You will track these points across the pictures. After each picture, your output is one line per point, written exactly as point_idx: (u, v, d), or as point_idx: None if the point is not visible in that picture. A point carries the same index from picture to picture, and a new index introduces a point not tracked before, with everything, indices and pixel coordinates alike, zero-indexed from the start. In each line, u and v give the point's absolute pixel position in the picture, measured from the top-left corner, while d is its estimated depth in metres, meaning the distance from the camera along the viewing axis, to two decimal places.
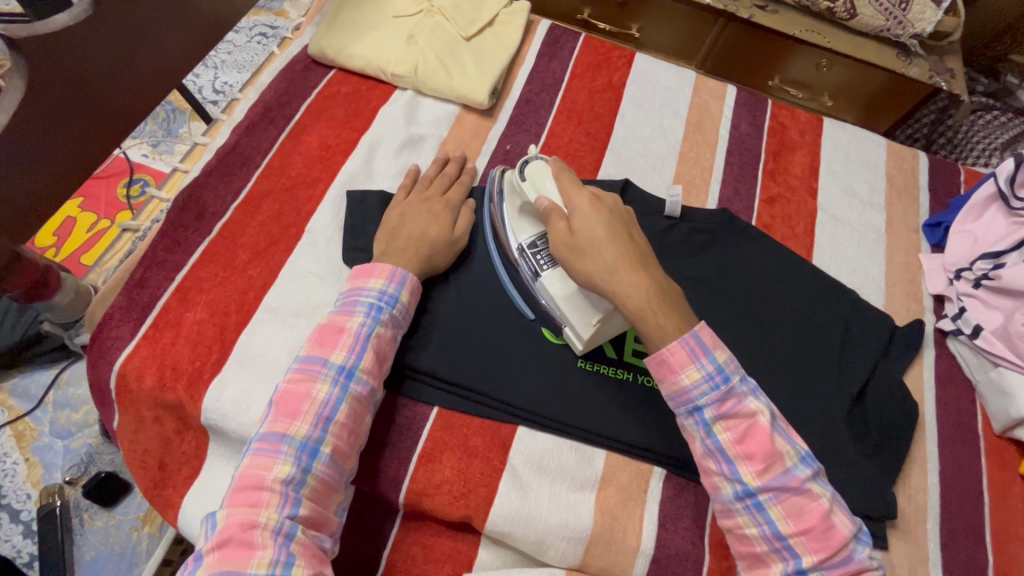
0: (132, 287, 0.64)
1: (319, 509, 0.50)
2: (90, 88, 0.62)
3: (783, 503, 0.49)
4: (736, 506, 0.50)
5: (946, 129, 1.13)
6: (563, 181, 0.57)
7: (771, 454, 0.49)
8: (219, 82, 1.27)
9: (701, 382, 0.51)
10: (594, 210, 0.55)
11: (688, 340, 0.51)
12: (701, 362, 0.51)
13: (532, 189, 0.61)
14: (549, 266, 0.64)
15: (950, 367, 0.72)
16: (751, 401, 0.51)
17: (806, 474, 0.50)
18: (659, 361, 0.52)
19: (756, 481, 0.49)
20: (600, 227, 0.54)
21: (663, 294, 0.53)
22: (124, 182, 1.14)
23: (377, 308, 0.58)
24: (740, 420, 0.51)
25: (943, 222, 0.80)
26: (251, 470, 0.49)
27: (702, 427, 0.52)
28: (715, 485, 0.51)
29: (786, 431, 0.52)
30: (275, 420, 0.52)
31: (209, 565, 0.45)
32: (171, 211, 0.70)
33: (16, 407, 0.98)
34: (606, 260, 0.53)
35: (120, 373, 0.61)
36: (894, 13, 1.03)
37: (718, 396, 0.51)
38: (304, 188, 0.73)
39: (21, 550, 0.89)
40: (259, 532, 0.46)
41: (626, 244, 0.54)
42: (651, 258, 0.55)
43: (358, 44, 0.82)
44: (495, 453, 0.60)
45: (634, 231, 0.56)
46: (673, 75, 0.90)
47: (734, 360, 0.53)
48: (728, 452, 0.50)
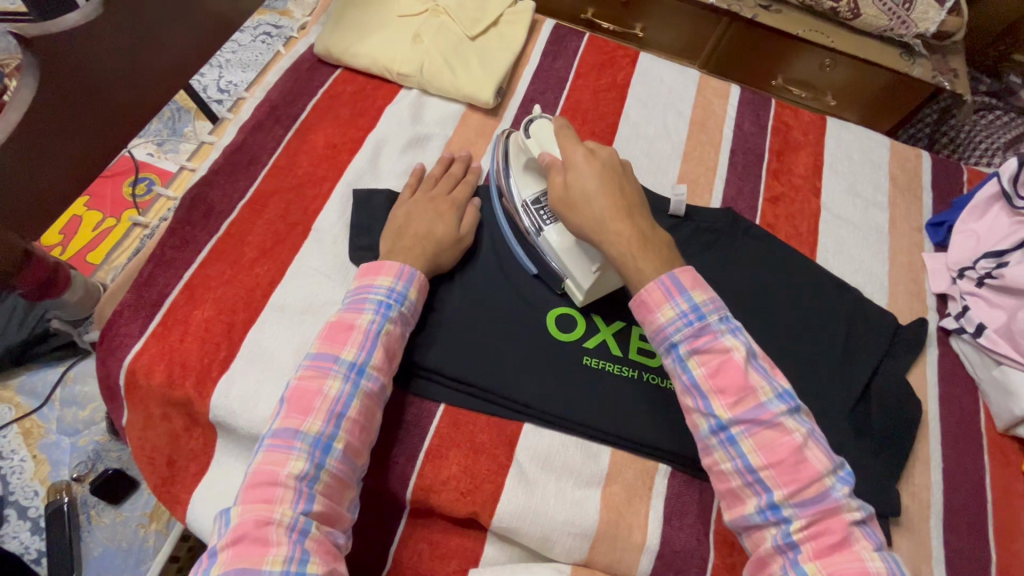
0: (141, 285, 0.65)
1: (332, 505, 0.51)
2: (99, 86, 0.62)
3: (755, 436, 0.48)
4: (711, 441, 0.50)
5: (948, 129, 1.14)
6: (563, 137, 0.61)
7: (744, 387, 0.49)
8: (224, 81, 1.27)
9: (675, 319, 0.52)
10: (588, 163, 0.58)
11: (665, 281, 0.53)
12: (675, 301, 0.52)
13: (536, 146, 0.65)
14: (551, 221, 0.66)
15: (953, 366, 0.72)
16: (727, 338, 0.51)
17: (781, 410, 0.49)
18: (638, 301, 0.54)
19: (728, 413, 0.49)
20: (592, 180, 0.58)
21: (646, 241, 0.56)
22: (130, 180, 1.14)
23: (386, 305, 0.59)
24: (714, 355, 0.51)
25: (946, 222, 0.80)
26: (264, 467, 0.50)
27: (678, 363, 0.52)
28: (693, 421, 0.52)
29: (766, 370, 0.52)
30: (287, 417, 0.52)
31: (225, 562, 0.45)
32: (179, 210, 0.70)
33: (23, 405, 0.99)
34: (594, 211, 0.57)
35: (129, 370, 0.61)
36: (898, 13, 1.03)
37: (691, 332, 0.52)
38: (311, 186, 0.73)
39: (29, 547, 0.89)
40: (274, 529, 0.47)
41: (616, 196, 0.57)
42: (641, 210, 0.58)
43: (364, 44, 0.82)
44: (501, 450, 0.61)
45: (627, 184, 0.59)
46: (677, 75, 0.91)
47: (711, 298, 0.53)
48: (704, 386, 0.50)
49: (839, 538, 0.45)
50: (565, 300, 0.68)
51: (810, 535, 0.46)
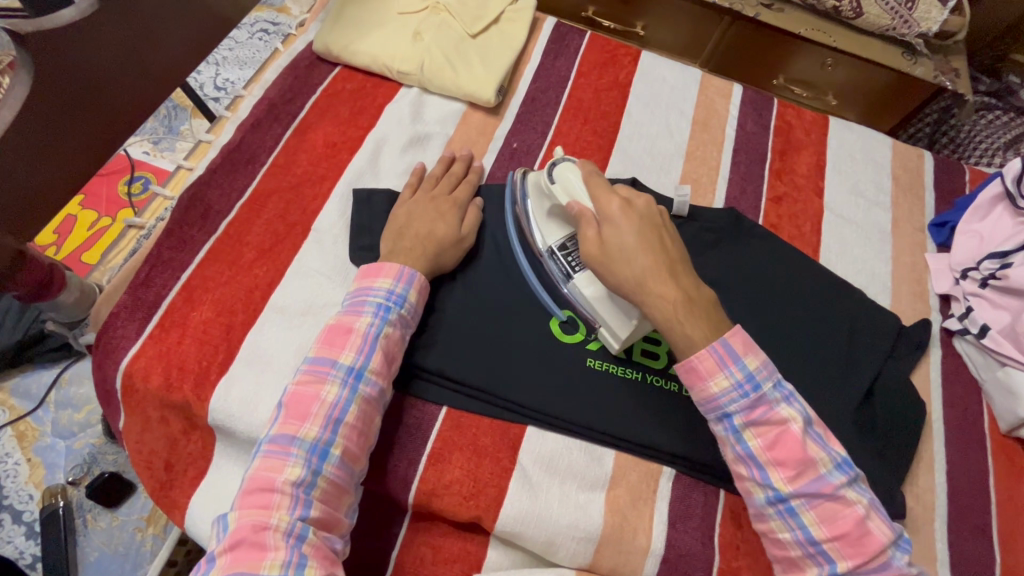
0: (138, 286, 0.64)
1: (330, 510, 0.50)
2: (97, 85, 0.61)
3: (816, 509, 0.49)
4: (769, 511, 0.50)
5: (948, 128, 1.13)
6: (594, 187, 0.58)
7: (803, 461, 0.49)
8: (221, 79, 1.26)
9: (730, 390, 0.51)
10: (624, 217, 0.55)
11: (716, 348, 0.51)
12: (730, 370, 0.51)
13: (562, 192, 0.61)
14: (580, 269, 0.64)
15: (956, 367, 0.72)
16: (783, 409, 0.51)
17: (841, 481, 0.49)
18: (688, 369, 0.52)
19: (788, 486, 0.49)
20: (631, 235, 0.54)
21: (692, 302, 0.53)
22: (126, 179, 1.13)
23: (385, 308, 0.58)
24: (771, 427, 0.50)
25: (949, 222, 0.80)
26: (262, 472, 0.49)
27: (732, 433, 0.52)
28: (748, 489, 0.52)
29: (821, 437, 0.52)
30: (285, 422, 0.52)
31: (221, 567, 0.44)
32: (176, 209, 0.69)
33: (17, 407, 0.97)
34: (634, 270, 0.53)
35: (126, 373, 0.60)
36: (900, 12, 1.03)
37: (747, 404, 0.51)
38: (310, 186, 0.72)
39: (23, 552, 0.88)
40: (270, 534, 0.46)
41: (656, 253, 0.54)
42: (683, 265, 0.55)
43: (364, 41, 0.81)
44: (504, 453, 0.60)
45: (667, 236, 0.56)
46: (679, 73, 0.90)
47: (766, 365, 0.52)
48: (760, 458, 0.50)
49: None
50: None
51: None
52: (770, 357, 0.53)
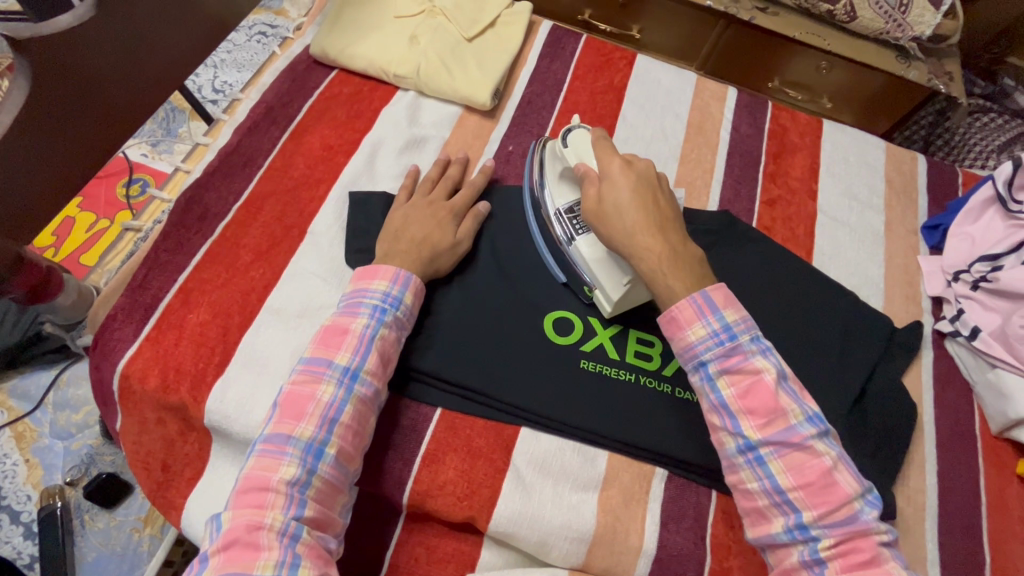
0: (135, 288, 0.64)
1: (324, 510, 0.51)
2: (95, 88, 0.62)
3: (784, 458, 0.49)
4: (738, 460, 0.51)
5: (944, 131, 1.14)
6: (600, 148, 0.60)
7: (774, 410, 0.50)
8: (219, 81, 1.26)
9: (706, 338, 0.52)
10: (623, 174, 0.58)
11: (696, 298, 0.53)
12: (707, 319, 0.52)
13: (572, 155, 0.64)
14: (584, 232, 0.66)
15: (948, 369, 0.73)
16: (758, 359, 0.51)
17: (811, 432, 0.49)
18: (669, 318, 0.53)
19: (757, 434, 0.50)
20: (627, 192, 0.57)
21: (679, 259, 0.55)
22: (124, 181, 1.14)
23: (381, 309, 0.59)
24: (744, 376, 0.51)
25: (941, 224, 0.80)
26: (256, 472, 0.50)
27: (706, 382, 0.52)
28: (720, 439, 0.52)
29: (796, 392, 0.52)
30: (280, 422, 0.52)
31: (215, 567, 0.45)
32: (173, 211, 0.69)
33: (16, 408, 0.98)
34: (625, 223, 0.56)
35: (123, 375, 0.61)
36: (894, 15, 1.04)
37: (721, 351, 0.52)
38: (307, 189, 0.73)
39: (21, 552, 0.89)
40: (265, 533, 0.46)
41: (649, 210, 0.56)
42: (674, 225, 0.57)
43: (360, 45, 0.82)
44: (498, 454, 0.60)
45: (663, 195, 0.58)
46: (674, 77, 0.91)
47: (743, 317, 0.53)
48: (732, 406, 0.51)
49: (868, 560, 0.46)
50: (563, 303, 0.68)
51: (841, 556, 0.46)
52: (749, 313, 0.54)
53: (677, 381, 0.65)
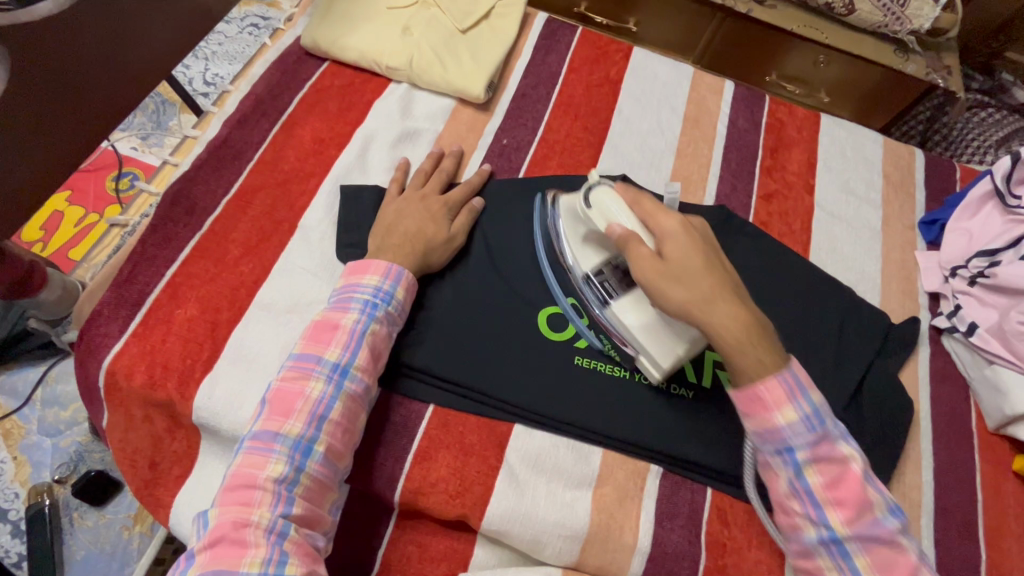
0: (121, 283, 0.63)
1: (313, 507, 0.50)
2: (77, 79, 0.61)
3: (871, 553, 0.50)
4: (819, 550, 0.51)
5: (941, 127, 1.13)
6: (646, 206, 0.56)
7: (863, 504, 0.50)
8: (210, 74, 1.25)
9: (797, 424, 0.50)
10: (689, 236, 0.53)
11: (788, 381, 0.50)
12: (799, 403, 0.50)
13: (600, 217, 0.58)
14: (619, 295, 0.62)
15: (945, 365, 0.72)
16: (843, 447, 0.52)
17: (895, 526, 0.50)
18: (753, 397, 0.51)
19: (845, 528, 0.50)
20: (697, 254, 0.52)
21: (760, 329, 0.51)
22: (113, 175, 1.12)
23: (372, 305, 0.58)
24: (833, 465, 0.51)
25: (939, 220, 0.80)
26: (244, 469, 0.49)
27: (792, 468, 0.51)
28: (799, 526, 0.52)
29: (875, 481, 0.53)
30: (268, 419, 0.51)
31: (201, 564, 0.44)
32: (161, 205, 0.68)
33: (2, 405, 0.96)
34: (702, 289, 0.50)
35: (109, 371, 0.60)
36: (892, 9, 1.02)
37: (813, 439, 0.51)
38: (297, 182, 0.71)
39: (9, 550, 0.88)
40: (251, 530, 0.46)
41: (722, 274, 0.52)
42: (744, 291, 0.53)
43: (352, 36, 0.81)
44: (492, 452, 0.60)
45: (726, 259, 0.54)
46: (671, 70, 0.90)
47: (825, 402, 0.53)
48: (819, 496, 0.50)
49: None
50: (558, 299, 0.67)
51: None
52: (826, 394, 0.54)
53: (673, 378, 0.64)
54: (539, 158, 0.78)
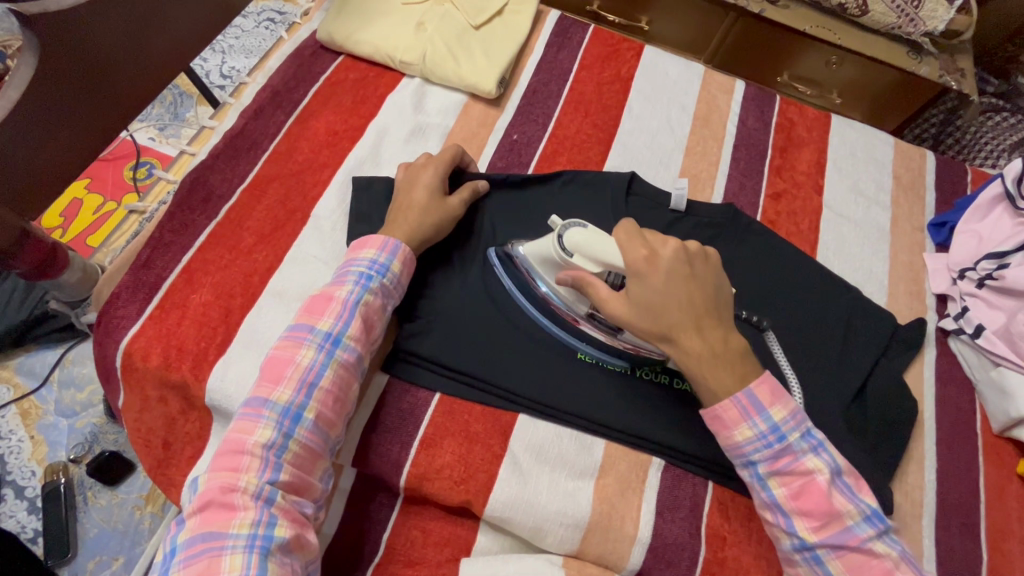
0: (139, 267, 0.65)
1: (302, 475, 0.51)
2: (103, 66, 0.63)
3: (842, 558, 0.50)
4: (796, 557, 0.52)
5: (954, 129, 1.13)
6: (622, 238, 0.56)
7: (828, 512, 0.50)
8: (227, 67, 1.27)
9: (754, 440, 0.52)
10: (653, 271, 0.54)
11: (742, 399, 0.52)
12: (754, 420, 0.52)
13: (585, 261, 0.57)
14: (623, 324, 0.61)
15: (951, 367, 0.72)
16: (810, 459, 0.52)
17: (869, 534, 0.50)
18: (714, 416, 0.53)
19: (813, 536, 0.50)
20: (660, 292, 0.53)
21: (721, 357, 0.53)
22: (131, 164, 1.14)
23: (367, 277, 0.59)
24: (795, 476, 0.52)
25: (949, 222, 0.80)
26: (234, 434, 0.50)
27: (757, 480, 0.53)
28: (775, 534, 0.53)
29: (851, 488, 0.52)
30: (260, 385, 0.53)
31: (193, 527, 0.46)
32: (178, 192, 0.70)
33: (21, 385, 0.99)
34: (664, 323, 0.54)
35: (126, 352, 0.61)
36: (905, 10, 1.02)
37: (771, 453, 0.52)
38: (311, 173, 0.73)
39: (25, 526, 0.90)
40: (239, 495, 0.47)
41: (687, 305, 0.54)
42: (714, 317, 0.54)
43: (366, 31, 0.82)
44: (496, 440, 0.61)
45: (697, 286, 0.54)
46: (681, 69, 0.90)
47: (792, 414, 0.53)
48: (785, 506, 0.51)
49: None
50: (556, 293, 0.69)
51: None
52: (798, 405, 0.53)
53: (674, 373, 0.65)
54: (548, 153, 0.79)
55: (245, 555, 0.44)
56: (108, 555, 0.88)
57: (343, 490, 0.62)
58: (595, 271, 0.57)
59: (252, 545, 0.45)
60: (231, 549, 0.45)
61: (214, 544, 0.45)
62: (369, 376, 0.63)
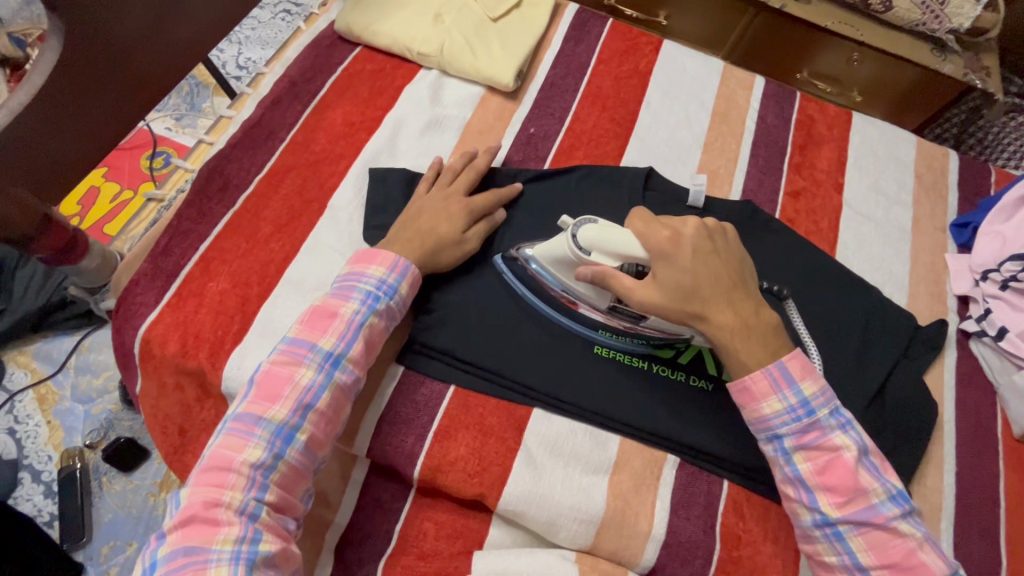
0: (157, 255, 0.65)
1: (286, 494, 0.51)
2: (126, 53, 0.63)
3: (865, 536, 0.49)
4: (815, 533, 0.51)
5: (976, 129, 1.11)
6: (641, 221, 0.56)
7: (854, 488, 0.50)
8: (243, 58, 1.27)
9: (783, 413, 0.52)
10: (679, 252, 0.54)
11: (772, 370, 0.53)
12: (784, 393, 0.52)
13: (606, 257, 0.56)
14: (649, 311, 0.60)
15: (972, 369, 0.71)
16: (837, 435, 0.52)
17: (894, 513, 0.50)
18: (741, 388, 0.53)
19: (836, 512, 0.50)
20: (687, 270, 0.54)
21: (754, 330, 0.54)
22: (148, 153, 1.15)
23: (373, 297, 0.58)
24: (822, 451, 0.51)
25: (971, 222, 0.78)
26: (221, 450, 0.50)
27: (781, 455, 0.53)
28: (794, 510, 0.52)
29: (877, 467, 0.52)
30: (253, 402, 0.52)
31: (172, 542, 0.46)
32: (196, 180, 0.71)
33: (39, 370, 1.00)
34: (694, 303, 0.54)
35: (144, 339, 0.62)
36: (931, 6, 1.00)
37: (799, 427, 0.52)
38: (328, 163, 0.73)
39: (42, 510, 0.91)
40: (222, 510, 0.47)
41: (715, 281, 0.54)
42: (742, 291, 0.55)
43: (384, 23, 0.82)
44: (510, 434, 0.60)
45: (722, 261, 0.55)
46: (700, 64, 0.89)
47: (822, 390, 0.53)
48: (809, 481, 0.51)
49: None
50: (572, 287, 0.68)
51: None
52: (828, 383, 0.53)
53: (690, 370, 0.64)
54: (565, 147, 0.79)
55: (231, 567, 0.44)
56: (122, 540, 0.89)
57: (356, 481, 0.62)
58: (615, 266, 0.56)
59: (236, 558, 0.45)
60: (215, 563, 0.44)
61: (198, 557, 0.45)
62: (383, 369, 0.63)
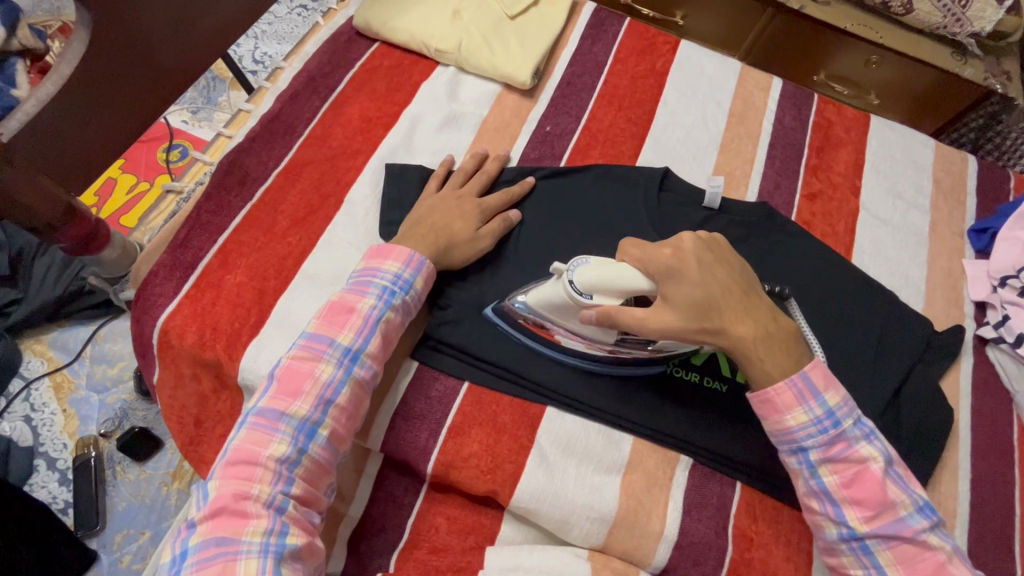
0: (177, 246, 0.66)
1: (311, 488, 0.51)
2: (152, 44, 0.64)
3: (893, 549, 0.50)
4: (840, 547, 0.52)
5: (995, 134, 1.09)
6: (636, 248, 0.55)
7: (883, 501, 0.50)
8: (260, 52, 1.28)
9: (808, 425, 0.52)
10: (685, 267, 0.53)
11: (797, 383, 0.52)
12: (809, 405, 0.52)
13: (608, 297, 0.54)
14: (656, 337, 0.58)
15: (989, 376, 0.70)
16: (863, 446, 0.51)
17: (923, 525, 0.50)
18: (763, 400, 0.53)
19: (864, 526, 0.50)
20: (698, 287, 0.52)
21: (773, 338, 0.53)
22: (164, 146, 1.16)
23: (390, 292, 0.59)
24: (849, 464, 0.51)
25: (989, 228, 0.77)
26: (246, 445, 0.50)
27: (806, 467, 0.52)
28: (819, 523, 0.53)
29: (902, 479, 0.52)
30: (275, 397, 0.52)
31: (203, 532, 0.46)
32: (216, 173, 0.71)
33: (55, 359, 1.02)
34: (712, 321, 0.52)
35: (162, 330, 0.62)
36: (952, 10, 0.98)
37: (825, 440, 0.52)
38: (345, 158, 0.73)
39: (56, 497, 0.92)
40: (251, 503, 0.47)
41: (728, 294, 0.53)
42: (755, 300, 0.54)
43: (402, 19, 0.82)
44: (524, 432, 0.60)
45: (729, 270, 0.54)
46: (718, 65, 0.88)
47: (847, 401, 0.52)
48: (835, 494, 0.51)
49: None
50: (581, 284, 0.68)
51: None
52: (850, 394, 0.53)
53: (705, 370, 0.64)
54: (581, 146, 0.79)
55: (260, 560, 0.44)
56: (135, 529, 0.89)
57: (370, 475, 0.63)
58: (618, 303, 0.54)
59: (265, 550, 0.45)
60: (244, 555, 0.44)
61: (228, 549, 0.45)
62: (398, 364, 0.64)
